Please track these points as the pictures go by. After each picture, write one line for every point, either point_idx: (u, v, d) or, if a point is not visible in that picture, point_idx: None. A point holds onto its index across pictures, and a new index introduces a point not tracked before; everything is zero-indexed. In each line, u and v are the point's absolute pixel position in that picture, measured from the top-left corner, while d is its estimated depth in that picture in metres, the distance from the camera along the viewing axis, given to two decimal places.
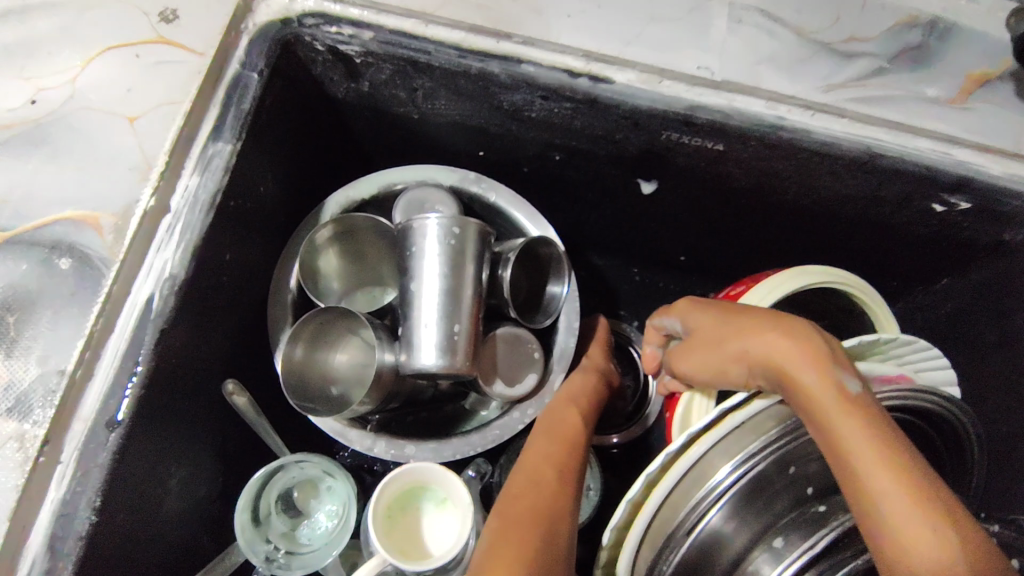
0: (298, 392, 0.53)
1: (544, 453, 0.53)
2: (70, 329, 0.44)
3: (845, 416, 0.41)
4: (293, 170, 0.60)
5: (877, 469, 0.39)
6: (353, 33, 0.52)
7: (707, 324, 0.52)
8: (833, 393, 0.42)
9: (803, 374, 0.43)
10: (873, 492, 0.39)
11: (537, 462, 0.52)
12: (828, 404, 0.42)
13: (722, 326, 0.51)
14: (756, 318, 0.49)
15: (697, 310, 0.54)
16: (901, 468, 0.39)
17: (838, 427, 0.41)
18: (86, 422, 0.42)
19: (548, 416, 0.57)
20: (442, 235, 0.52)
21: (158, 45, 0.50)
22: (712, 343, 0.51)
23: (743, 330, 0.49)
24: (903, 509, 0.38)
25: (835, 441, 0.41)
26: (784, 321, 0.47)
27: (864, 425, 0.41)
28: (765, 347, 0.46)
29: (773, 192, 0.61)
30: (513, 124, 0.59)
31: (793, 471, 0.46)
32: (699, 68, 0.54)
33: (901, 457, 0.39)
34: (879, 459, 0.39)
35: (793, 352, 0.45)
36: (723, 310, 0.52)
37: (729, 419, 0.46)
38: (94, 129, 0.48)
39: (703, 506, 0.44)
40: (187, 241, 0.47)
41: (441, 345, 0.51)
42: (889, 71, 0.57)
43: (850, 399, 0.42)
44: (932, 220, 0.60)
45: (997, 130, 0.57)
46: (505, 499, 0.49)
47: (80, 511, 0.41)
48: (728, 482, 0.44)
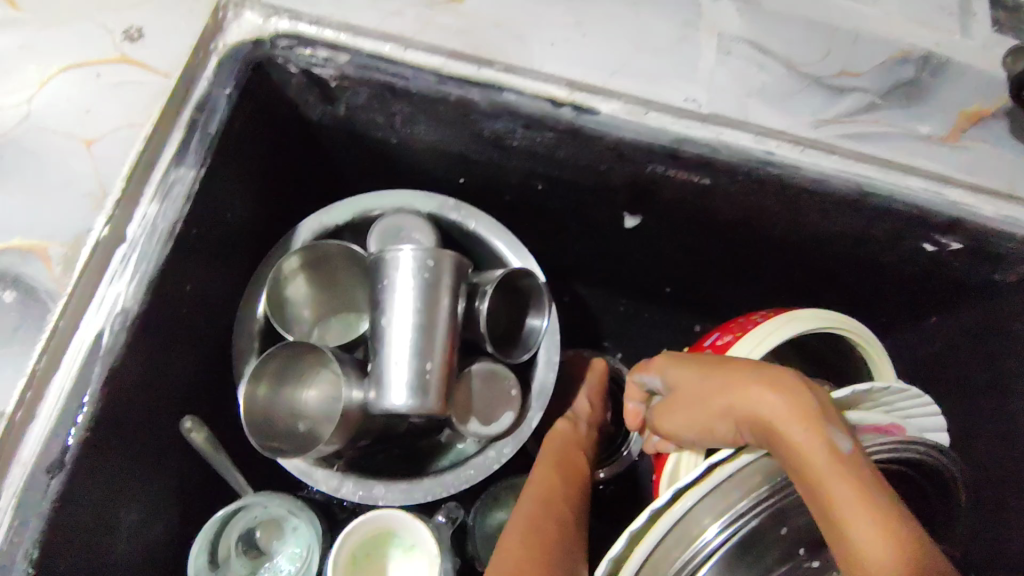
0: (261, 430, 0.49)
1: (548, 534, 0.50)
2: (13, 366, 0.41)
3: (841, 482, 0.38)
4: (264, 196, 0.57)
5: (879, 549, 0.36)
6: (328, 56, 0.50)
7: (689, 378, 0.50)
8: (827, 456, 0.39)
9: (792, 432, 0.41)
10: (866, 560, 0.36)
11: (537, 540, 0.49)
12: (816, 463, 0.39)
13: (705, 380, 0.48)
14: (738, 370, 0.46)
15: (679, 362, 0.52)
16: (904, 547, 0.36)
17: (828, 488, 0.38)
18: (26, 466, 0.39)
19: (535, 493, 0.54)
20: (416, 268, 0.50)
21: (121, 65, 0.48)
22: (696, 396, 0.48)
23: (727, 382, 0.46)
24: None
25: (834, 510, 0.38)
26: (768, 373, 0.45)
27: (861, 494, 0.38)
28: (749, 401, 0.44)
29: (761, 227, 0.59)
30: (495, 152, 0.57)
31: (786, 532, 0.44)
32: (686, 100, 0.52)
33: (893, 520, 0.37)
34: (881, 538, 0.36)
35: (780, 410, 0.42)
36: (705, 363, 0.49)
37: (718, 470, 0.44)
38: (48, 154, 0.45)
39: (690, 569, 0.42)
40: (143, 273, 0.44)
41: (413, 385, 0.49)
42: (880, 107, 0.55)
43: (846, 463, 0.39)
44: (922, 259, 0.59)
45: (990, 170, 0.56)
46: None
47: (15, 563, 0.38)
48: (718, 542, 0.42)
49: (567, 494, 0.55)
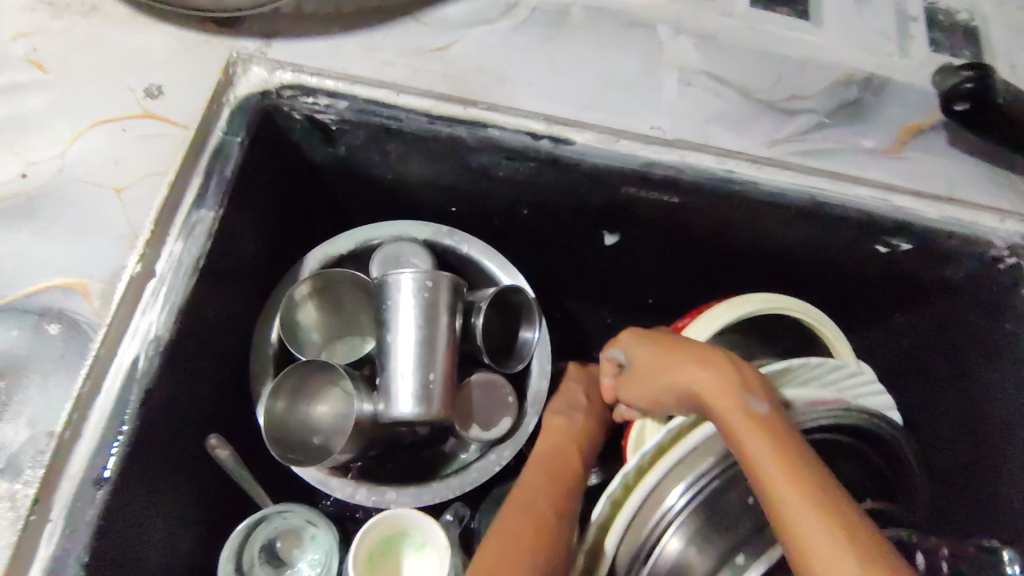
0: (280, 443, 0.54)
1: (555, 500, 0.53)
2: (60, 391, 0.45)
3: (757, 441, 0.43)
4: (275, 232, 0.63)
5: (787, 493, 0.40)
6: (329, 102, 0.56)
7: (644, 355, 0.55)
8: (743, 416, 0.45)
9: (719, 401, 0.47)
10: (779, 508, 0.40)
11: (545, 505, 0.52)
12: (736, 426, 0.44)
13: (656, 358, 0.54)
14: (684, 349, 0.52)
15: (637, 341, 0.57)
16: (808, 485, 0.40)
17: (747, 448, 0.43)
18: (74, 479, 0.44)
19: (541, 464, 0.58)
20: (416, 288, 0.55)
21: (145, 120, 0.53)
22: (649, 374, 0.54)
23: (673, 359, 0.52)
24: (806, 522, 0.39)
25: (751, 469, 0.42)
26: (709, 354, 0.50)
27: (772, 448, 0.42)
28: (687, 376, 0.50)
29: (730, 239, 0.65)
30: (483, 182, 0.62)
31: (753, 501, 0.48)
32: (652, 128, 0.58)
33: (804, 474, 0.41)
34: (791, 483, 0.41)
35: (710, 385, 0.48)
36: (659, 342, 0.55)
37: (680, 445, 0.48)
38: (81, 201, 0.50)
39: (660, 529, 0.47)
40: (172, 303, 0.49)
41: (417, 394, 0.54)
42: (828, 126, 0.61)
43: (760, 423, 0.44)
44: (878, 260, 0.65)
45: (931, 176, 0.61)
46: (518, 540, 0.48)
47: (69, 565, 0.42)
48: (683, 504, 0.47)
49: (568, 467, 0.59)
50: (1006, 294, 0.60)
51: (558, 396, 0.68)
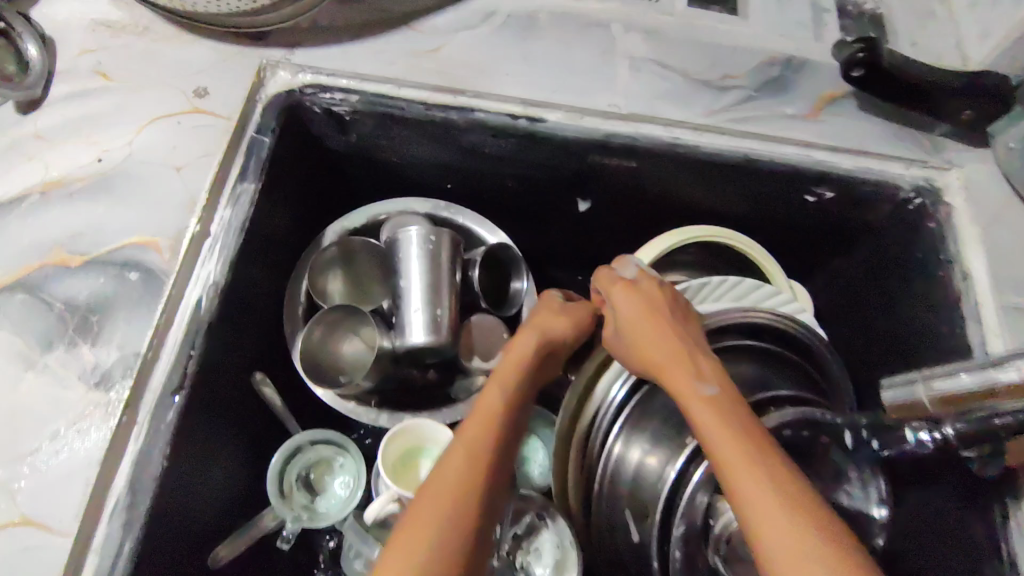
0: (310, 370, 0.66)
1: (512, 429, 0.56)
2: (141, 323, 0.56)
3: (732, 440, 0.48)
4: (301, 210, 0.74)
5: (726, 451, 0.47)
6: (343, 97, 0.69)
7: (639, 330, 0.62)
8: (720, 420, 0.50)
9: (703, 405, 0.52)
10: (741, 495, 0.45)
11: (503, 430, 0.55)
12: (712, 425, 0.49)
13: (654, 340, 0.60)
14: (660, 335, 0.60)
15: (627, 302, 0.65)
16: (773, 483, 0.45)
17: (721, 446, 0.48)
18: (155, 393, 0.54)
19: (513, 384, 0.59)
20: (422, 241, 0.66)
21: (195, 114, 0.65)
22: (644, 351, 0.60)
23: (647, 343, 0.61)
24: (763, 508, 0.43)
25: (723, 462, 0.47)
26: (679, 347, 0.59)
27: (718, 418, 0.50)
28: (654, 362, 0.59)
29: (683, 198, 0.77)
30: (473, 159, 0.75)
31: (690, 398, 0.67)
32: (609, 105, 0.71)
33: (769, 469, 0.46)
34: (734, 449, 0.47)
35: (673, 368, 0.56)
36: (641, 314, 0.63)
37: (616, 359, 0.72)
38: (148, 177, 0.62)
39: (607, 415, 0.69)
40: (225, 256, 0.60)
41: (428, 326, 0.65)
42: (756, 98, 0.74)
43: (708, 402, 0.52)
44: (809, 209, 0.77)
45: (846, 134, 0.74)
46: (470, 456, 0.51)
47: (154, 456, 0.53)
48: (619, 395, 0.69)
49: (529, 393, 0.61)
50: (918, 229, 0.72)
51: (542, 309, 0.69)
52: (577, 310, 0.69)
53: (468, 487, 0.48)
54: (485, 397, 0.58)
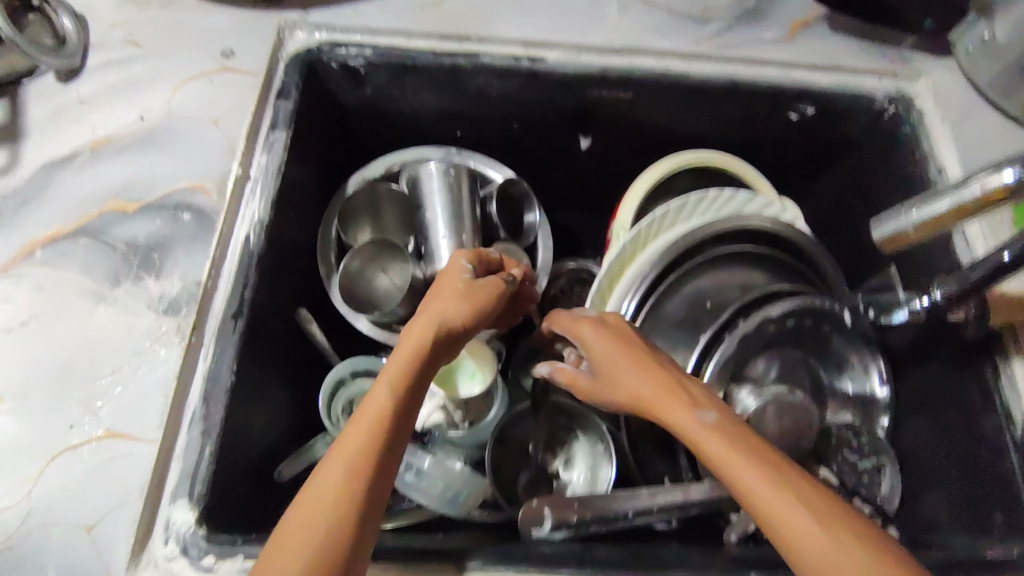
0: (349, 296, 0.73)
1: (398, 438, 0.52)
2: (198, 256, 0.61)
3: (749, 468, 0.48)
4: (324, 164, 0.79)
5: (752, 478, 0.48)
6: (357, 51, 0.74)
7: (613, 356, 0.60)
8: (726, 444, 0.50)
9: (703, 432, 0.52)
10: (772, 516, 0.46)
11: (389, 432, 0.51)
12: (718, 448, 0.50)
13: (634, 368, 0.58)
14: (636, 367, 0.58)
15: (601, 339, 0.61)
16: (796, 499, 0.46)
17: (743, 475, 0.48)
18: (219, 316, 0.60)
19: (399, 382, 0.53)
20: (442, 174, 0.74)
21: (224, 72, 0.71)
22: (626, 379, 0.59)
23: (633, 374, 0.58)
24: (797, 525, 0.45)
25: (744, 491, 0.48)
26: (656, 371, 0.58)
27: (729, 446, 0.50)
28: (647, 399, 0.57)
29: (676, 127, 0.83)
30: (480, 104, 0.80)
31: (708, 305, 0.74)
32: (603, 40, 0.77)
33: (787, 483, 0.47)
34: (753, 477, 0.48)
35: (662, 402, 0.55)
36: (617, 347, 0.60)
37: (630, 269, 0.74)
38: (188, 131, 0.67)
39: None
40: (267, 197, 0.65)
41: (455, 250, 0.71)
42: (736, 27, 0.80)
43: (714, 430, 0.52)
44: (793, 127, 0.83)
45: (822, 54, 0.80)
46: (348, 469, 0.48)
47: (223, 372, 0.58)
48: (633, 308, 0.72)
49: (422, 391, 0.55)
50: (894, 135, 0.78)
51: (439, 288, 0.61)
52: (480, 290, 0.61)
53: (348, 498, 0.48)
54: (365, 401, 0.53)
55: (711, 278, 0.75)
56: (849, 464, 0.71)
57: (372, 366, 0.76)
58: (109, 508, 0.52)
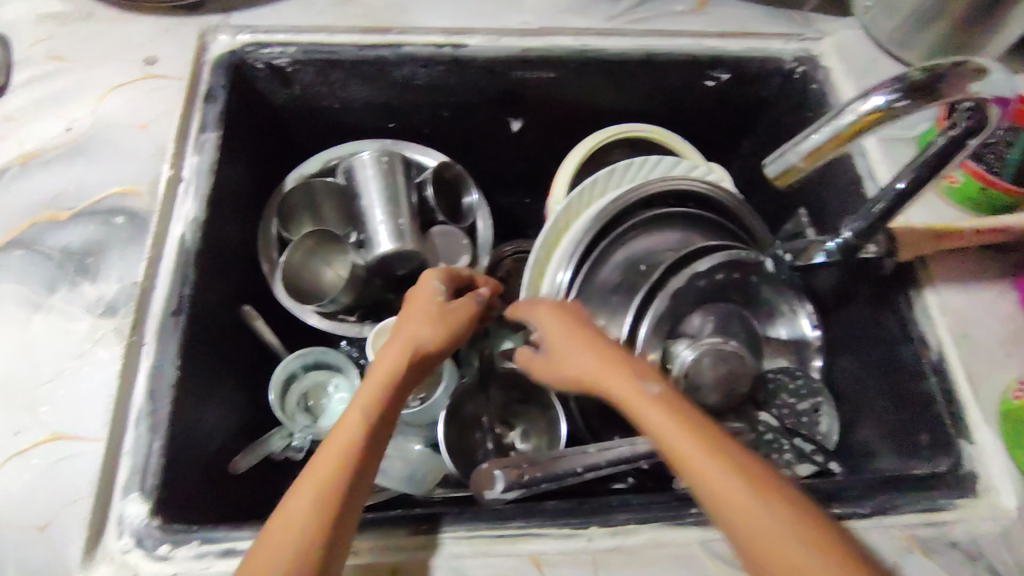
0: (291, 287, 0.74)
1: (375, 446, 0.53)
2: (134, 257, 0.62)
3: (687, 438, 0.48)
4: (259, 163, 0.81)
5: (685, 444, 0.48)
6: (282, 50, 0.75)
7: (568, 342, 0.60)
8: (667, 415, 0.50)
9: (645, 408, 0.51)
10: (709, 485, 0.46)
11: (365, 451, 0.51)
12: (658, 419, 0.50)
13: (585, 351, 0.59)
14: (588, 349, 0.59)
15: (557, 325, 0.62)
16: (735, 469, 0.46)
17: (679, 444, 0.48)
18: (158, 314, 0.61)
19: (376, 397, 0.55)
20: (376, 163, 0.75)
21: (149, 79, 0.72)
22: (576, 363, 0.59)
23: (583, 355, 0.59)
24: (737, 494, 0.45)
25: (682, 460, 0.48)
26: (608, 352, 0.58)
27: (668, 416, 0.50)
28: (593, 373, 0.57)
29: (601, 102, 0.86)
30: (409, 93, 0.82)
31: (643, 268, 0.78)
32: (522, 23, 0.80)
33: (726, 453, 0.47)
34: (690, 446, 0.47)
35: (610, 375, 0.56)
36: (576, 334, 0.60)
37: (566, 239, 0.75)
38: (116, 138, 0.68)
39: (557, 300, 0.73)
40: (200, 196, 0.66)
41: (394, 235, 0.73)
42: (647, 2, 0.84)
43: (656, 400, 0.52)
44: (712, 94, 0.87)
45: (731, 22, 0.84)
46: (325, 485, 0.48)
47: (167, 368, 0.59)
48: (567, 276, 0.73)
49: (396, 413, 0.56)
50: (804, 94, 0.82)
51: (414, 310, 0.64)
52: (453, 313, 0.64)
53: (325, 514, 0.47)
54: (346, 413, 0.54)
55: (645, 241, 0.78)
56: (788, 407, 0.77)
57: (322, 357, 0.77)
58: (60, 508, 0.53)
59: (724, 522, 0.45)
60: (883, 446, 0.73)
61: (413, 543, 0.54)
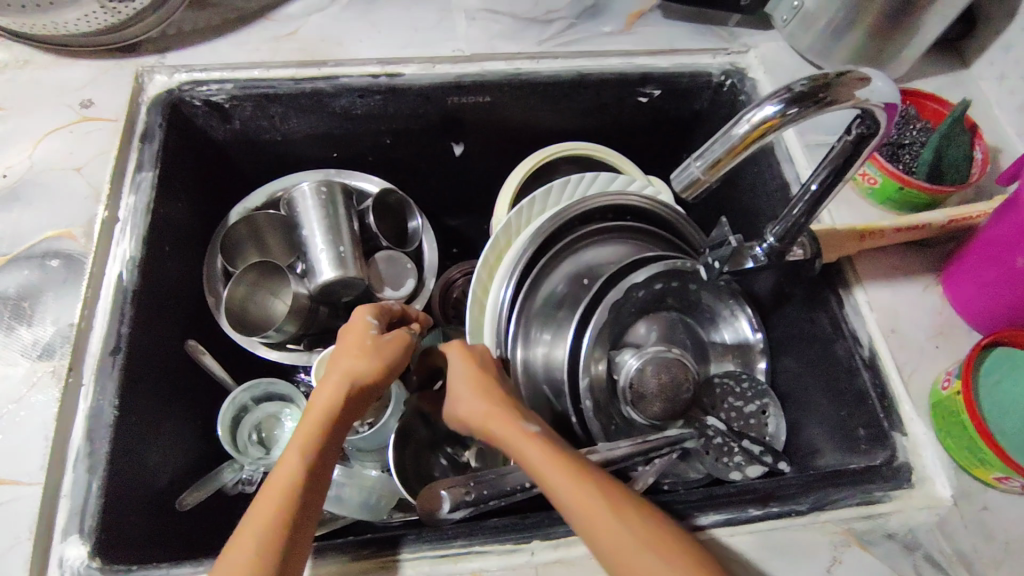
0: (236, 318, 0.75)
1: (317, 486, 0.52)
2: (70, 299, 0.63)
3: (570, 485, 0.50)
4: (203, 199, 0.81)
5: (570, 488, 0.50)
6: (218, 87, 0.76)
7: (463, 385, 0.61)
8: (553, 462, 0.52)
9: (532, 455, 0.53)
10: (596, 531, 0.48)
11: (305, 493, 0.51)
12: (544, 466, 0.52)
13: (478, 396, 0.60)
14: (482, 393, 0.60)
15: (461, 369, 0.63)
16: (619, 512, 0.49)
17: (565, 492, 0.50)
18: (95, 355, 0.61)
19: (316, 439, 0.53)
20: (315, 193, 0.77)
21: (85, 122, 0.73)
22: (471, 404, 0.60)
23: (476, 400, 0.60)
24: (621, 539, 0.47)
25: (570, 506, 0.50)
26: (499, 395, 0.60)
27: (553, 462, 0.52)
28: (485, 417, 0.58)
29: (540, 123, 0.89)
30: (349, 123, 0.83)
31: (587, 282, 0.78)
32: (455, 50, 0.82)
33: (612, 497, 0.50)
34: (576, 493, 0.50)
35: (500, 422, 0.57)
36: (473, 378, 0.62)
37: (508, 255, 0.77)
38: (52, 182, 0.69)
39: (502, 315, 0.75)
40: (136, 234, 0.67)
41: (335, 262, 0.74)
42: (577, 24, 0.87)
43: (543, 445, 0.53)
44: (646, 109, 0.89)
45: (659, 39, 0.87)
46: (268, 528, 0.48)
47: (105, 407, 0.59)
48: (509, 292, 0.74)
49: (335, 451, 0.56)
50: (733, 106, 0.85)
51: (349, 344, 0.62)
52: (388, 346, 0.63)
53: (268, 560, 0.47)
54: (284, 458, 0.52)
55: (590, 255, 0.80)
56: (736, 410, 0.77)
57: (271, 388, 0.77)
58: None
59: (609, 561, 0.48)
60: (827, 443, 0.74)
61: (355, 568, 0.54)
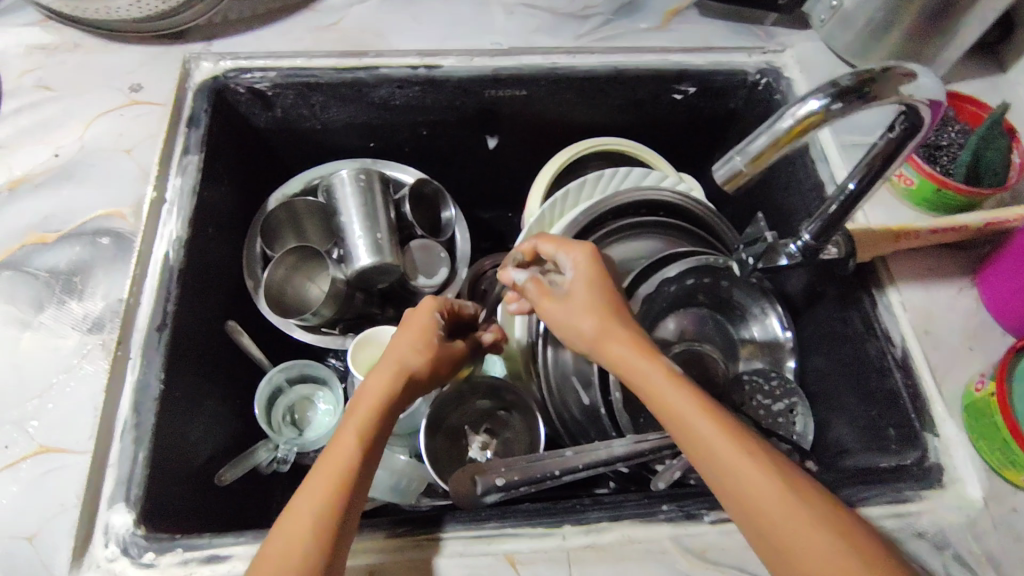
0: (275, 300, 0.76)
1: (368, 467, 0.53)
2: (118, 275, 0.65)
3: (708, 424, 0.50)
4: (244, 184, 0.83)
5: (711, 426, 0.50)
6: (262, 75, 0.78)
7: (588, 295, 0.61)
8: (693, 403, 0.52)
9: (670, 392, 0.53)
10: (729, 468, 0.48)
11: (358, 472, 0.52)
12: (681, 405, 0.52)
13: (602, 315, 0.60)
14: (603, 311, 0.60)
15: (582, 282, 0.62)
16: (755, 458, 0.49)
17: (700, 430, 0.50)
18: (142, 330, 0.63)
19: (369, 424, 0.55)
20: (354, 180, 0.78)
21: (134, 105, 0.75)
22: (592, 323, 0.60)
23: (590, 315, 0.60)
24: (759, 484, 0.47)
25: (699, 438, 0.50)
26: (618, 320, 0.60)
27: (693, 401, 0.52)
28: (609, 334, 0.59)
29: (573, 117, 0.89)
30: (387, 113, 0.85)
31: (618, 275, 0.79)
32: (492, 44, 0.83)
33: (746, 442, 0.50)
34: (714, 432, 0.50)
35: (630, 356, 0.57)
36: (602, 293, 0.61)
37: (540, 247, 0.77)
38: (102, 162, 0.71)
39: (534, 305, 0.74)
40: (182, 215, 0.69)
41: (372, 248, 0.75)
42: (614, 20, 0.87)
43: (681, 385, 0.54)
44: (680, 106, 0.90)
45: (695, 37, 0.87)
46: (323, 503, 0.49)
47: (150, 380, 0.61)
48: None
49: (385, 437, 0.57)
50: (768, 105, 0.85)
51: (408, 334, 0.64)
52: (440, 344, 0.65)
53: (321, 535, 0.48)
54: (340, 434, 0.54)
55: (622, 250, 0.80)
56: (764, 408, 0.76)
57: (305, 370, 0.78)
58: (47, 519, 0.54)
59: (732, 499, 0.48)
60: (855, 442, 0.74)
61: (391, 544, 0.55)
